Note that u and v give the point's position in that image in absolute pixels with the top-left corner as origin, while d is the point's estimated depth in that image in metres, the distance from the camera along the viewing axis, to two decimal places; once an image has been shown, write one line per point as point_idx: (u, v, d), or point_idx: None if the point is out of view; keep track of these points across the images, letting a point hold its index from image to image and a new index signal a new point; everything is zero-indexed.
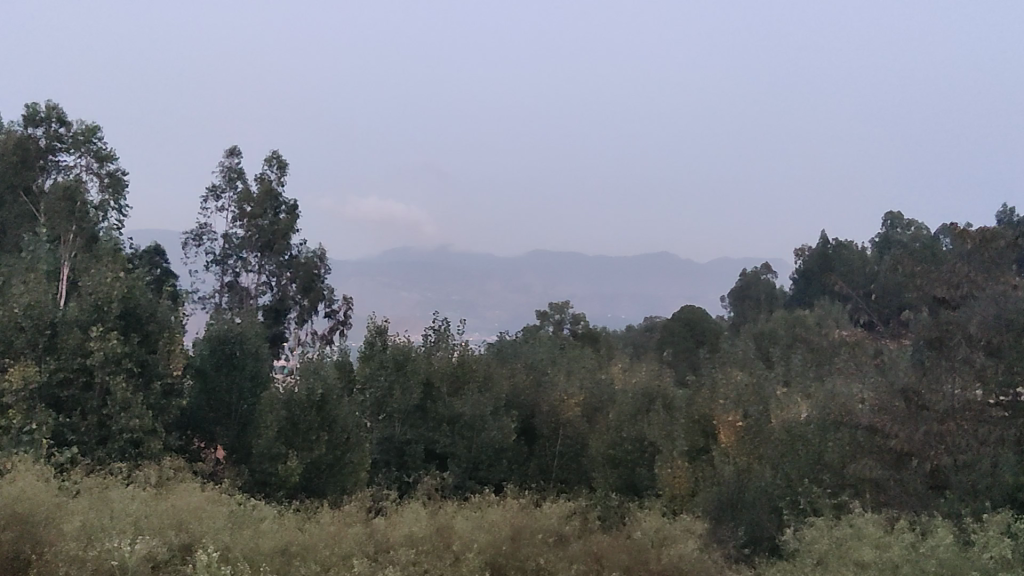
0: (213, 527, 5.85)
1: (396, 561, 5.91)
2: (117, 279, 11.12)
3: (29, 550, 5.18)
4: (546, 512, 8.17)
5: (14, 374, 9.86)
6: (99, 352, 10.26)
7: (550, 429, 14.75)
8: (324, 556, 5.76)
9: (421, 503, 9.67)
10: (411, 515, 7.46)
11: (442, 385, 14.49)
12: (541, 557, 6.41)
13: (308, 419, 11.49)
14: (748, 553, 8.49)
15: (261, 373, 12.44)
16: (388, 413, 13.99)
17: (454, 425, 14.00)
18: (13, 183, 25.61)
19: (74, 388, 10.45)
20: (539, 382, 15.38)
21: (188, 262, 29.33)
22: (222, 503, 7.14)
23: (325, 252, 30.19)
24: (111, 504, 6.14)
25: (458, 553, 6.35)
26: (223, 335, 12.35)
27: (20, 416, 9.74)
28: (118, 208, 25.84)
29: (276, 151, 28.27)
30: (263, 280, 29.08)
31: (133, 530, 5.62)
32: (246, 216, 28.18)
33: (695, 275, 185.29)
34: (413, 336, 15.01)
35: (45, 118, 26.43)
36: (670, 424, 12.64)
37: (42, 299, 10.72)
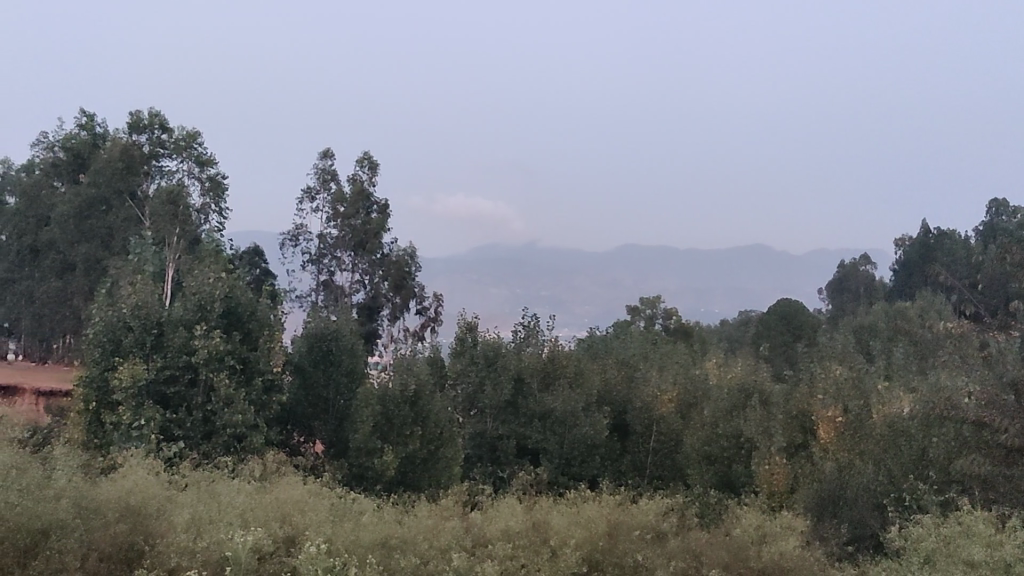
0: (316, 520, 5.98)
1: (493, 555, 5.95)
2: (219, 279, 11.55)
3: (142, 542, 5.33)
4: (641, 509, 8.12)
5: (124, 372, 10.27)
6: (202, 350, 10.60)
7: (643, 426, 14.58)
8: (423, 549, 5.84)
9: (517, 498, 9.73)
10: (507, 510, 7.50)
11: (533, 381, 14.46)
12: (640, 554, 6.32)
13: (402, 414, 11.63)
14: (851, 551, 8.28)
15: (357, 368, 12.64)
16: (480, 408, 14.15)
17: (546, 420, 13.97)
18: (120, 189, 26.70)
19: (180, 385, 10.83)
20: (632, 378, 15.35)
21: (285, 263, 30.11)
22: (324, 495, 7.36)
23: (415, 250, 30.47)
24: (219, 496, 6.34)
25: (555, 548, 6.36)
26: (320, 332, 12.64)
27: (130, 412, 10.17)
28: (218, 212, 26.65)
29: (369, 152, 28.77)
30: (355, 279, 29.62)
31: (240, 523, 5.78)
32: (339, 217, 28.71)
33: (788, 268, 181.52)
34: (503, 332, 15.07)
35: (148, 125, 27.34)
36: (768, 420, 12.35)
37: (149, 299, 11.15)
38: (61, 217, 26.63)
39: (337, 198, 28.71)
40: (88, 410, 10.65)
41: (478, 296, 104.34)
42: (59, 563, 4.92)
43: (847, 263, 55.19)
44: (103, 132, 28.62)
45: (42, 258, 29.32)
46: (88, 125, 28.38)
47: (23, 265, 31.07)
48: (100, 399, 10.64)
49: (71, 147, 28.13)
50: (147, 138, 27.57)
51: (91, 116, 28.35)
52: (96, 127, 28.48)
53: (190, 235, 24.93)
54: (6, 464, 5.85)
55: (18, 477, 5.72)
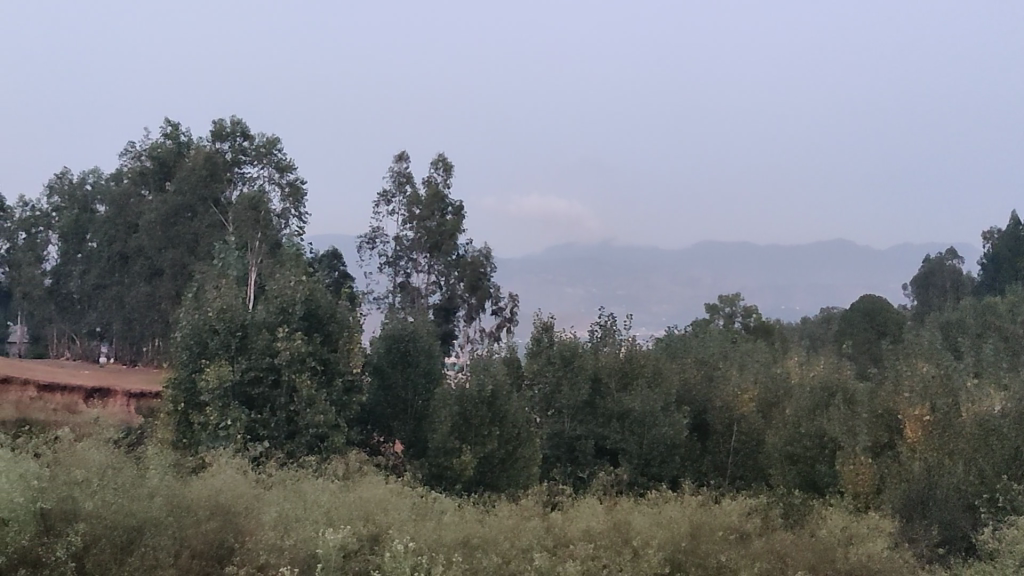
0: (398, 520, 6.05)
1: (576, 555, 5.95)
2: (300, 282, 11.80)
3: (232, 539, 5.47)
4: (723, 510, 8.01)
5: (210, 374, 10.55)
6: (285, 352, 10.83)
7: (723, 425, 14.34)
8: (505, 548, 5.87)
9: (598, 499, 9.70)
10: (589, 511, 7.48)
11: (610, 381, 14.46)
12: (723, 556, 6.24)
13: (480, 414, 11.71)
14: (942, 552, 8.07)
15: (435, 369, 12.76)
16: (558, 409, 14.14)
17: (624, 420, 13.87)
18: (203, 195, 27.39)
19: (264, 386, 11.07)
20: (711, 378, 15.19)
21: (362, 265, 30.57)
22: (405, 495, 7.42)
23: (490, 251, 30.54)
24: (304, 496, 6.45)
25: (638, 548, 6.33)
26: (398, 333, 12.82)
27: (217, 413, 10.46)
28: (298, 216, 27.15)
29: (443, 155, 29.00)
30: (432, 280, 29.89)
31: (325, 520, 5.89)
32: (415, 219, 28.99)
33: (870, 263, 177.23)
34: (579, 332, 15.11)
35: (231, 133, 28.02)
36: (852, 419, 12.09)
37: (233, 303, 11.44)
38: (149, 224, 27.46)
39: (413, 200, 29.02)
40: (177, 411, 11.01)
41: (554, 296, 104.16)
42: (153, 560, 5.06)
43: (932, 258, 53.63)
44: (187, 140, 29.42)
45: (132, 264, 30.28)
46: (173, 134, 29.21)
47: (113, 271, 32.12)
48: (188, 400, 10.98)
49: (157, 156, 28.98)
50: (230, 146, 28.28)
51: (175, 126, 29.17)
52: (180, 136, 29.28)
53: (271, 240, 25.44)
54: (102, 463, 6.06)
55: (113, 476, 5.93)
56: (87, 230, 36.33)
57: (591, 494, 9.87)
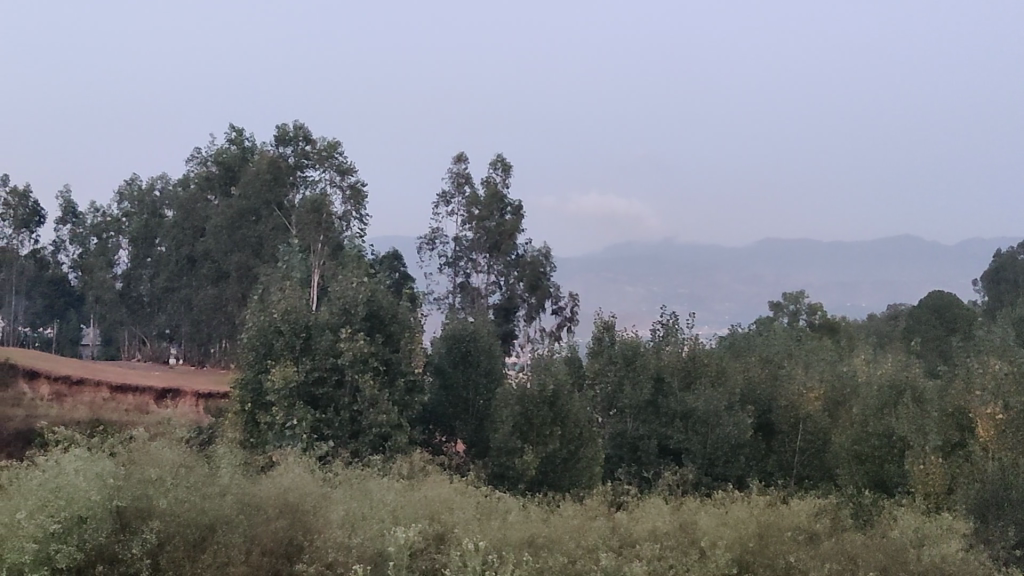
0: (462, 519, 6.07)
1: (642, 556, 5.93)
2: (362, 283, 11.93)
3: (300, 538, 5.56)
4: (792, 510, 7.90)
5: (276, 374, 10.73)
6: (348, 352, 10.95)
7: (789, 424, 14.09)
8: (571, 548, 5.87)
9: (663, 499, 9.62)
10: (655, 511, 7.44)
11: (673, 380, 14.33)
12: (792, 556, 6.15)
13: (542, 414, 11.70)
14: (1020, 554, 7.84)
15: (496, 369, 12.79)
16: (620, 408, 14.14)
17: (688, 420, 13.73)
18: (267, 200, 27.67)
19: (328, 386, 11.21)
20: (776, 377, 14.98)
21: (422, 266, 30.79)
22: (470, 494, 7.44)
23: (550, 250, 30.45)
24: (370, 495, 6.51)
25: (705, 549, 6.28)
26: (458, 333, 12.90)
27: (283, 412, 10.64)
28: (359, 218, 27.40)
29: (501, 155, 29.04)
30: (491, 280, 30.02)
31: (391, 519, 5.94)
32: (474, 219, 29.10)
33: (937, 258, 173.24)
34: (642, 331, 15.16)
35: (294, 137, 28.34)
36: (921, 418, 11.82)
37: (297, 304, 11.59)
38: (216, 228, 28.07)
39: (472, 200, 29.10)
40: (244, 410, 11.25)
41: (614, 296, 102.17)
42: (225, 557, 5.16)
43: (1004, 252, 52.20)
44: (251, 145, 29.92)
45: (199, 267, 30.95)
46: (238, 139, 29.75)
47: (182, 274, 32.83)
48: (255, 400, 11.22)
49: (223, 162, 29.57)
50: (293, 150, 28.55)
51: (239, 131, 29.70)
52: (245, 141, 29.80)
53: (334, 242, 25.75)
54: (175, 462, 6.20)
55: (185, 474, 6.07)
56: (156, 234, 37.20)
57: (656, 495, 9.76)
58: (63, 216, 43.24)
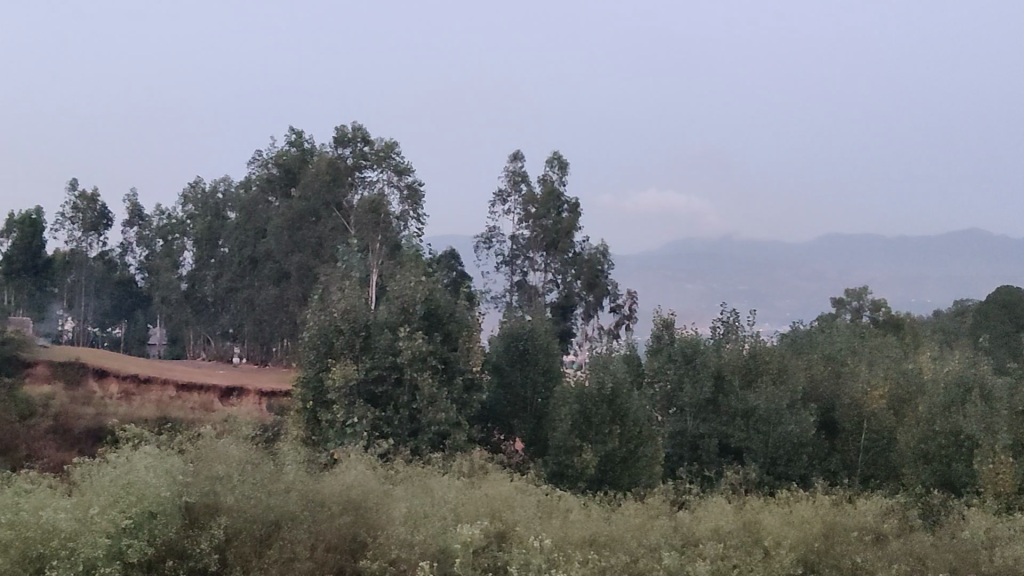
0: (524, 517, 6.09)
1: (705, 555, 5.89)
2: (420, 282, 12.02)
3: (363, 534, 5.65)
4: (858, 509, 7.78)
5: (336, 373, 10.87)
6: (406, 351, 11.03)
7: (852, 423, 13.89)
8: (632, 547, 5.85)
9: (725, 498, 9.53)
10: (717, 510, 7.40)
11: (734, 378, 14.17)
12: (858, 556, 6.08)
13: (600, 412, 11.67)
14: None
15: (553, 367, 12.79)
16: (680, 406, 14.10)
17: (749, 418, 13.57)
18: (326, 200, 28.01)
19: (387, 385, 11.31)
20: (839, 375, 14.75)
21: (479, 264, 30.93)
22: (530, 492, 7.47)
23: (607, 247, 30.32)
24: (432, 492, 6.58)
25: (769, 548, 6.23)
26: (516, 332, 12.92)
27: (343, 410, 10.79)
28: (417, 217, 27.58)
29: (558, 152, 29.01)
30: (549, 278, 30.02)
31: (452, 517, 5.98)
32: (531, 217, 29.11)
33: (1005, 252, 169.03)
34: (702, 329, 15.06)
35: (352, 138, 28.54)
36: (991, 417, 11.57)
37: (356, 303, 11.71)
38: (277, 229, 28.49)
39: (529, 199, 29.13)
40: (305, 408, 11.42)
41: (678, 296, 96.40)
42: (291, 553, 5.30)
43: None
44: (310, 147, 30.27)
45: (261, 267, 31.46)
46: (297, 141, 30.14)
47: (244, 275, 33.37)
48: (316, 398, 11.38)
49: (283, 164, 29.99)
50: (351, 151, 28.74)
51: (299, 133, 30.08)
52: (304, 143, 30.16)
53: (391, 241, 25.92)
54: (241, 458, 6.32)
55: (252, 471, 6.18)
56: (219, 235, 37.89)
57: (719, 495, 9.66)
58: (130, 218, 44.22)
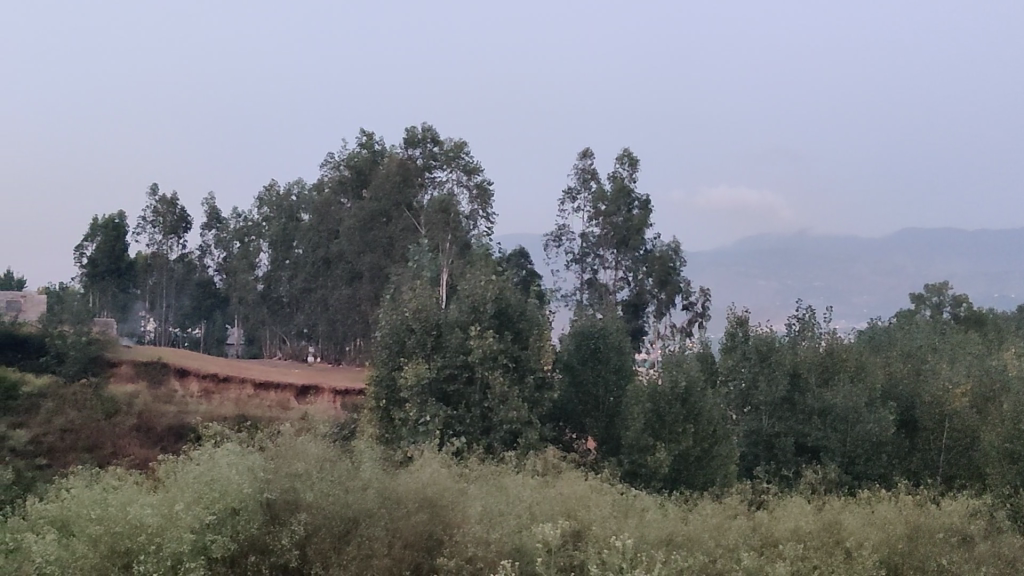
0: (600, 516, 6.08)
1: (784, 555, 5.82)
2: (490, 281, 12.09)
3: (440, 531, 5.70)
4: (944, 511, 7.60)
5: (409, 372, 11.01)
6: (477, 350, 11.10)
7: (934, 421, 13.52)
8: (710, 547, 5.81)
9: (804, 498, 9.36)
10: (796, 510, 7.30)
11: (810, 376, 13.95)
12: (944, 558, 5.97)
13: (674, 411, 11.57)
14: None
15: (626, 365, 12.73)
16: (755, 405, 13.90)
17: (826, 417, 13.35)
18: (396, 201, 28.29)
19: (458, 383, 11.40)
20: (919, 373, 14.41)
21: (549, 263, 30.92)
22: (605, 492, 7.45)
23: (679, 245, 30.07)
24: (507, 491, 6.61)
25: (850, 549, 6.13)
26: (587, 332, 12.90)
27: (416, 409, 10.91)
28: (486, 216, 27.68)
29: (628, 149, 28.87)
30: (620, 276, 29.88)
31: (527, 517, 6.00)
32: (601, 215, 29.02)
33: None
34: (777, 326, 14.83)
35: (422, 139, 28.74)
36: None
37: (427, 303, 11.82)
38: (349, 230, 28.93)
39: (599, 196, 29.03)
40: (378, 407, 11.60)
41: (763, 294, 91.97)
42: (369, 549, 5.39)
43: None
44: (381, 148, 30.62)
45: (334, 268, 31.96)
46: (368, 143, 30.53)
47: (317, 275, 33.92)
48: (389, 397, 11.56)
49: (354, 165, 30.45)
50: (421, 152, 28.93)
51: (369, 135, 30.46)
52: (375, 144, 30.52)
53: (461, 241, 26.07)
54: (320, 456, 6.42)
55: (329, 468, 6.28)
56: (293, 237, 38.58)
57: (799, 495, 9.49)
58: (208, 221, 45.25)
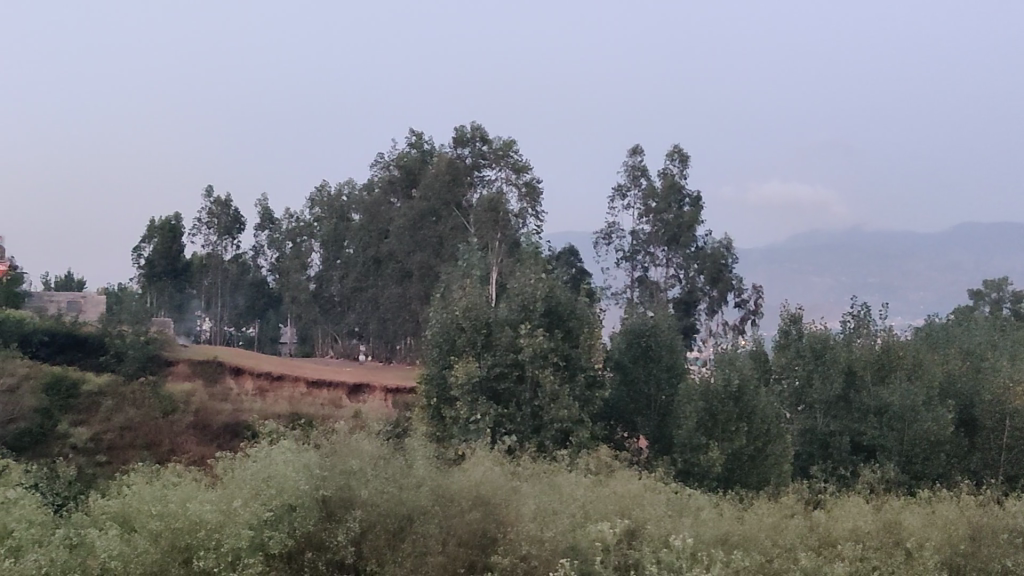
0: (654, 515, 6.06)
1: (843, 555, 5.75)
2: (541, 279, 12.09)
3: (493, 530, 5.72)
4: (1009, 511, 7.44)
5: (459, 370, 11.07)
6: (527, 348, 11.12)
7: (994, 420, 13.19)
8: (766, 547, 5.78)
9: (865, 498, 9.18)
10: (856, 510, 7.19)
11: (866, 373, 13.73)
12: (1008, 560, 5.87)
13: (727, 410, 11.47)
14: None
15: (677, 363, 12.65)
16: (809, 404, 13.73)
17: (883, 416, 13.15)
18: (446, 200, 28.40)
19: (509, 381, 11.42)
20: (979, 370, 14.12)
21: (599, 261, 30.82)
22: (659, 490, 7.41)
23: (731, 241, 29.78)
24: (560, 489, 6.62)
25: (911, 550, 6.04)
26: (638, 329, 12.82)
27: (467, 408, 10.95)
28: (536, 215, 27.67)
29: (678, 146, 28.69)
30: (671, 274, 29.70)
31: (581, 515, 6.00)
32: (652, 212, 28.90)
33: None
34: (831, 323, 14.65)
35: (471, 138, 28.79)
36: None
37: (477, 301, 11.86)
38: (399, 229, 29.24)
39: (649, 193, 28.88)
40: (430, 405, 11.67)
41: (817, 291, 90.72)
42: (423, 547, 5.45)
43: None
44: (430, 148, 30.76)
45: (384, 267, 32.19)
46: (418, 143, 30.69)
47: (368, 275, 34.19)
48: (440, 395, 11.63)
49: (404, 165, 30.69)
50: (470, 151, 28.98)
51: (419, 135, 30.60)
52: (424, 144, 30.69)
53: (511, 239, 26.13)
54: (374, 454, 6.47)
55: (384, 466, 6.33)
56: (344, 237, 38.93)
57: (860, 495, 9.31)
58: (261, 222, 45.83)
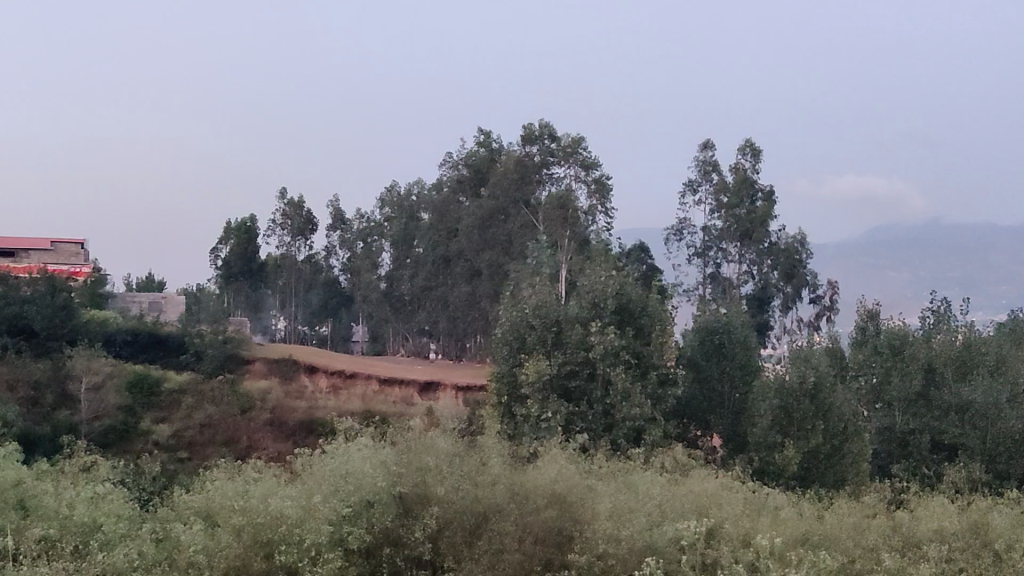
0: (732, 514, 6.02)
1: (927, 556, 5.66)
2: (611, 277, 12.07)
3: (570, 527, 5.75)
4: None
5: (530, 368, 11.09)
6: (598, 346, 11.12)
7: None
8: (848, 547, 5.71)
9: (953, 499, 8.90)
10: (941, 509, 7.03)
11: (947, 370, 13.29)
12: None
13: (802, 408, 11.32)
14: None
15: (751, 361, 12.53)
16: (887, 401, 13.54)
17: (964, 413, 12.79)
18: (515, 198, 28.44)
19: (580, 379, 11.43)
20: None
21: (670, 257, 30.60)
22: (737, 489, 7.34)
23: (805, 236, 29.31)
24: (636, 487, 6.62)
25: (1001, 551, 5.89)
26: (711, 325, 12.69)
27: (538, 405, 10.96)
28: (605, 212, 27.59)
29: (750, 139, 28.30)
30: (743, 270, 29.14)
31: (658, 514, 5.99)
32: (723, 207, 28.36)
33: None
34: (910, 319, 14.48)
35: (539, 135, 28.76)
36: None
37: (548, 298, 11.87)
38: (468, 227, 29.56)
39: (721, 187, 28.46)
40: (500, 403, 11.69)
41: (894, 285, 88.60)
42: (500, 544, 5.48)
43: None
44: (498, 146, 30.85)
45: (453, 265, 32.37)
46: (486, 142, 30.80)
47: (437, 274, 34.42)
48: (511, 393, 11.66)
49: (473, 164, 30.94)
50: (539, 148, 28.91)
51: (487, 134, 30.70)
52: (492, 142, 30.81)
53: (581, 237, 26.09)
54: (448, 452, 6.53)
55: (458, 463, 6.38)
56: (413, 236, 39.30)
57: (946, 495, 9.06)
58: (333, 222, 46.49)
